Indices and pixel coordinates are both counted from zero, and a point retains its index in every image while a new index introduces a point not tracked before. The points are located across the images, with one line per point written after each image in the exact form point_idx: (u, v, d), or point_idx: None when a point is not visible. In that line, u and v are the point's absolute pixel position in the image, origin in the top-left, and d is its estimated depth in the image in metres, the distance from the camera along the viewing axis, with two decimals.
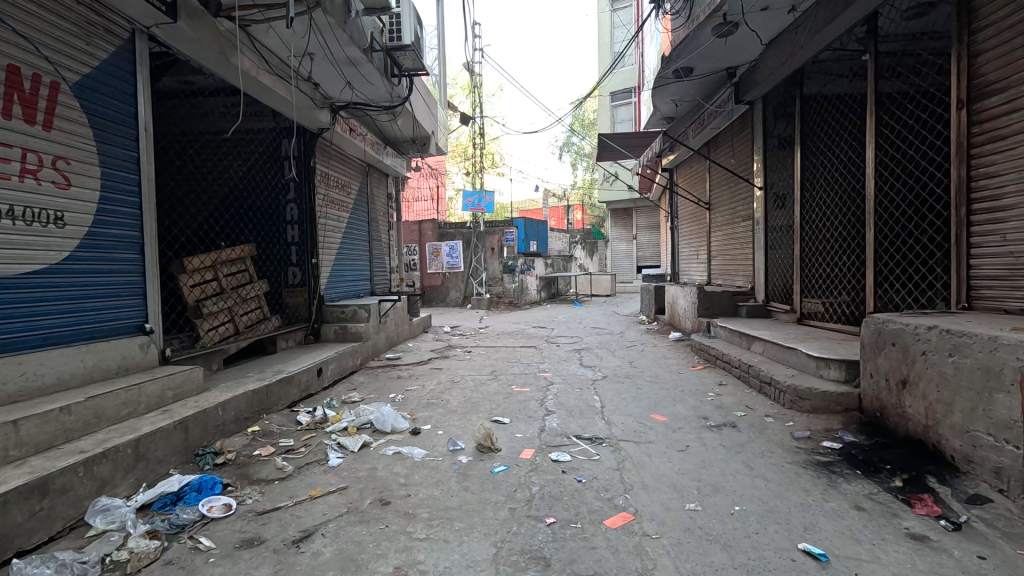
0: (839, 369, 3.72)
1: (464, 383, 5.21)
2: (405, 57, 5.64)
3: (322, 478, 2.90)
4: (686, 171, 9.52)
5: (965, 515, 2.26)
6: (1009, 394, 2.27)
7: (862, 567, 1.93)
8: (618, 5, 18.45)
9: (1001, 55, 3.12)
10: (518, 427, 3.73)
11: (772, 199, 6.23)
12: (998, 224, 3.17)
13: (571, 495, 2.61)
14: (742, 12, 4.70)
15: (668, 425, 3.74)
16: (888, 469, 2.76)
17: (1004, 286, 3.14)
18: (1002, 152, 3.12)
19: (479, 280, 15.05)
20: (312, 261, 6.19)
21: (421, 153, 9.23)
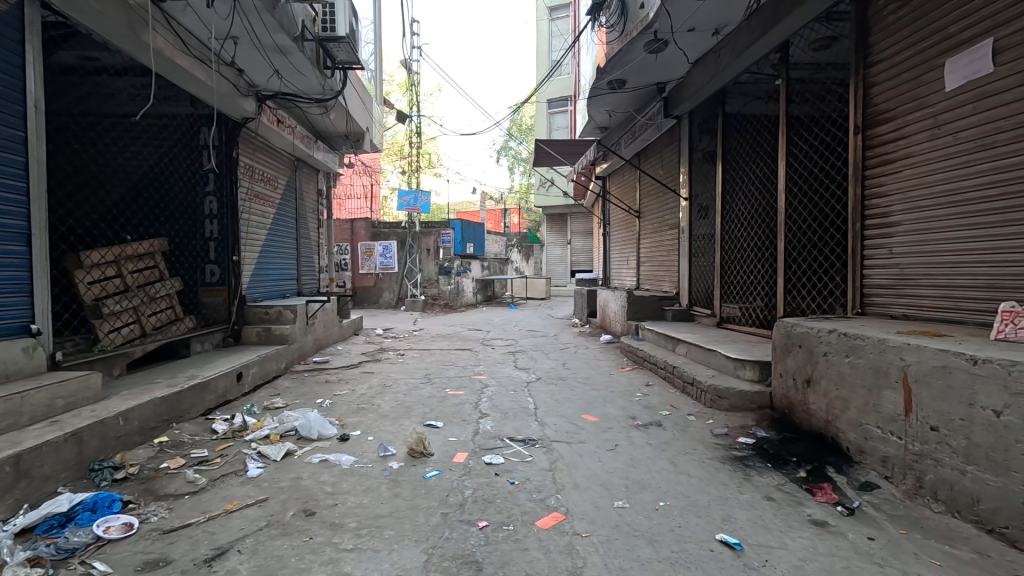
0: (754, 369, 4.00)
1: (396, 387, 5.08)
2: (338, 50, 5.41)
3: (240, 491, 2.71)
4: (619, 180, 9.88)
5: (858, 500, 2.50)
6: (894, 391, 2.53)
7: (773, 554, 2.07)
8: (556, 15, 18.91)
9: (890, 88, 3.50)
10: (451, 430, 3.69)
11: (696, 209, 6.61)
12: (886, 239, 3.55)
13: (503, 497, 2.61)
14: (671, 31, 4.95)
15: (599, 425, 3.85)
16: (793, 461, 3.00)
17: (891, 293, 3.51)
18: (890, 174, 3.50)
19: (414, 282, 14.74)
20: (234, 259, 5.79)
21: (354, 149, 8.92)
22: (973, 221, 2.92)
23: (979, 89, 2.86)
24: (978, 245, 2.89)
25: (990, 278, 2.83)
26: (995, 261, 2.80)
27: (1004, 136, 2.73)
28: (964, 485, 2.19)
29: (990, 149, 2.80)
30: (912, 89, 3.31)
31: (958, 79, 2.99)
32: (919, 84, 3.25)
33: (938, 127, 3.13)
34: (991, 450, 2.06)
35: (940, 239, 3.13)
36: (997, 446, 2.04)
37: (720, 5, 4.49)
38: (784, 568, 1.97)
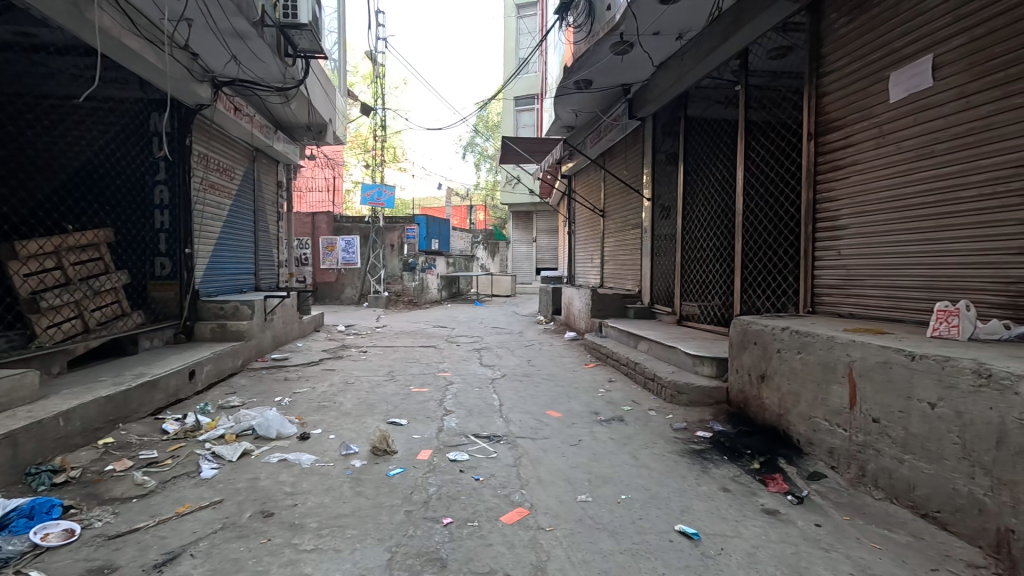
0: (712, 365, 4.13)
1: (359, 385, 4.99)
2: (300, 38, 5.24)
3: (192, 493, 2.60)
4: (584, 179, 10.00)
5: (806, 489, 2.63)
6: (841, 385, 2.67)
7: (728, 543, 2.16)
8: (524, 13, 18.96)
9: (840, 98, 3.68)
10: (415, 428, 3.65)
11: (658, 209, 6.77)
12: (834, 241, 3.74)
13: (468, 494, 2.61)
14: (637, 34, 5.04)
15: (563, 420, 3.90)
16: (748, 453, 3.12)
17: (838, 293, 3.70)
18: (839, 180, 3.69)
19: (377, 278, 14.49)
20: (186, 252, 5.52)
21: (316, 140, 8.68)
22: (911, 226, 3.11)
23: (919, 102, 3.04)
24: (916, 248, 3.07)
25: (926, 280, 3.01)
26: (931, 264, 2.98)
27: (941, 147, 2.91)
28: (902, 473, 2.33)
29: (929, 159, 2.98)
30: (860, 99, 3.49)
31: (901, 91, 3.17)
32: (866, 96, 3.44)
33: (882, 137, 3.31)
34: (926, 440, 2.20)
35: (882, 243, 3.32)
36: (931, 436, 2.18)
37: (684, 10, 4.60)
38: (738, 556, 2.05)
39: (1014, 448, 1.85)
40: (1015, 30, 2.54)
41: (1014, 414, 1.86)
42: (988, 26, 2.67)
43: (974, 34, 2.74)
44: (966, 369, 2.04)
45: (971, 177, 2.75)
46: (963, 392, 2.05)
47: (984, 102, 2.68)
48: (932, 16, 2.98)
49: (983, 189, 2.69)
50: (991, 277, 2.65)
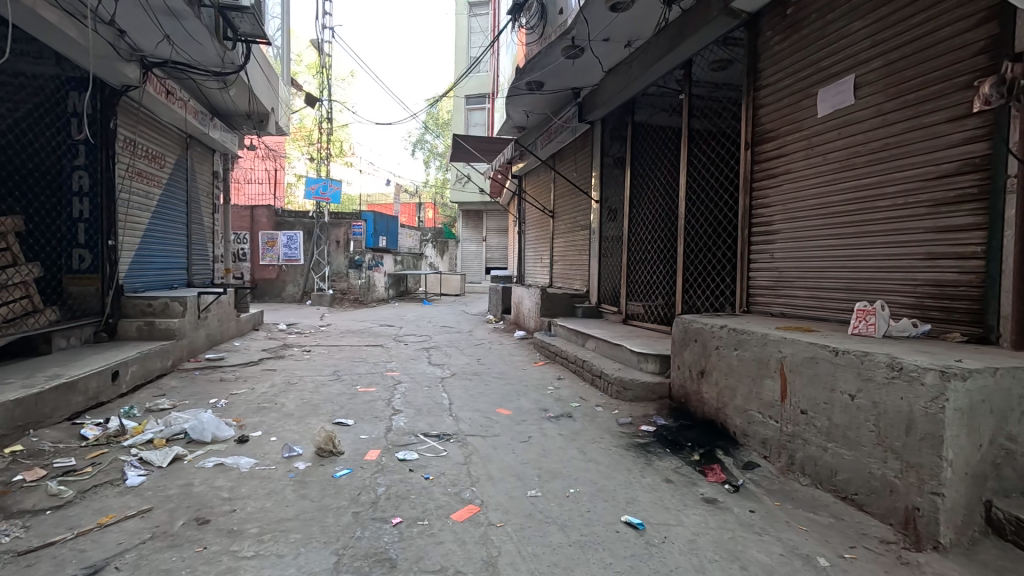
0: (656, 362, 4.29)
1: (302, 385, 4.81)
2: (241, 21, 4.94)
3: (117, 502, 2.41)
4: (535, 180, 10.10)
5: (741, 478, 2.79)
6: (773, 379, 2.85)
7: (671, 531, 2.25)
8: (477, 12, 18.91)
9: (775, 110, 3.92)
10: (362, 428, 3.57)
11: (606, 212, 6.96)
12: (767, 245, 3.99)
13: (418, 493, 2.58)
14: (588, 40, 5.16)
15: (513, 418, 3.93)
16: (688, 446, 3.27)
17: (770, 294, 3.96)
18: (772, 187, 3.93)
19: (321, 275, 14.01)
20: (109, 243, 5.14)
21: (257, 130, 8.29)
22: (835, 232, 3.36)
23: (843, 117, 3.30)
24: (839, 253, 3.33)
25: (847, 283, 3.26)
26: (852, 268, 3.24)
27: (862, 160, 3.17)
28: (826, 459, 2.52)
29: (851, 171, 3.23)
30: (792, 113, 3.74)
31: (828, 106, 3.42)
32: (797, 110, 3.69)
33: (811, 149, 3.56)
34: (846, 428, 2.39)
35: (810, 248, 3.56)
36: (851, 425, 2.37)
37: (633, 18, 4.75)
38: (680, 543, 2.15)
39: (921, 433, 2.05)
40: (924, 57, 2.81)
41: (921, 403, 2.05)
42: (903, 50, 2.93)
43: (890, 57, 3.00)
44: (881, 363, 2.23)
45: (886, 189, 3.01)
46: (879, 383, 2.24)
47: (898, 120, 2.94)
48: (855, 39, 3.23)
49: (896, 200, 2.95)
50: (902, 280, 2.91)
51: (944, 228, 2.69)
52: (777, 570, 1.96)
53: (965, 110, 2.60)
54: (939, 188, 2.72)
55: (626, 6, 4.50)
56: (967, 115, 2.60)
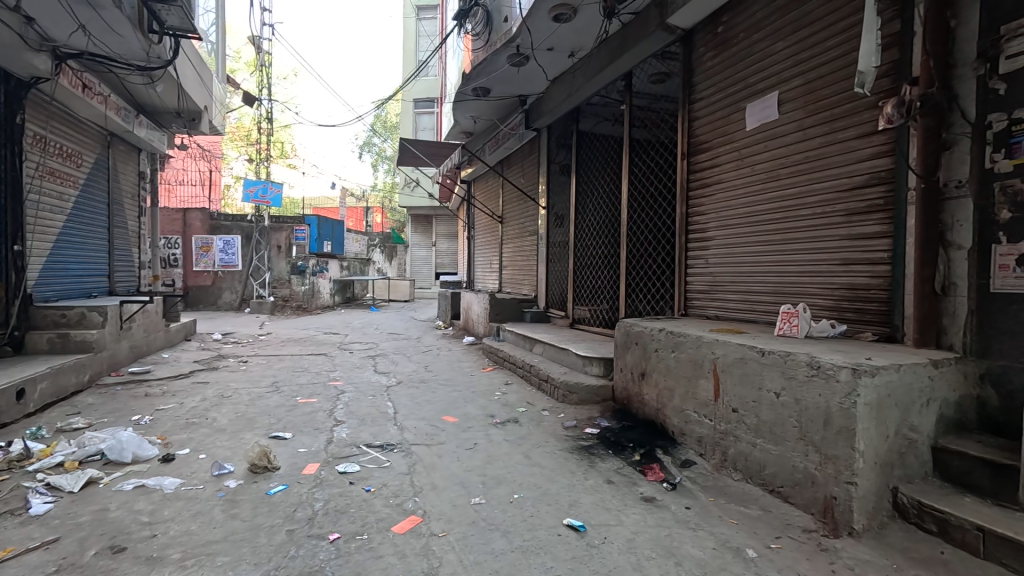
0: (600, 365, 4.40)
1: (237, 398, 4.56)
2: (168, 14, 4.65)
3: (18, 534, 2.19)
4: (483, 185, 10.11)
5: (679, 476, 2.89)
6: (707, 379, 2.98)
7: (611, 531, 2.30)
8: (425, 15, 18.78)
9: (709, 122, 4.12)
10: (301, 441, 3.43)
11: (553, 218, 7.06)
12: (703, 251, 4.18)
13: (358, 506, 2.50)
14: (532, 48, 5.24)
15: (459, 425, 3.90)
16: (630, 446, 3.36)
17: (706, 297, 4.14)
18: (707, 195, 4.12)
19: (261, 281, 13.41)
20: (16, 248, 4.72)
21: (188, 129, 7.84)
22: (762, 239, 3.56)
23: (769, 131, 3.51)
24: (765, 259, 3.53)
25: (774, 287, 3.47)
26: (777, 272, 3.44)
27: (785, 171, 3.38)
28: (755, 455, 2.65)
29: (776, 181, 3.44)
30: (723, 125, 3.94)
31: (755, 120, 3.63)
32: (728, 123, 3.89)
33: (740, 160, 3.77)
34: (772, 425, 2.53)
35: (740, 253, 3.77)
36: (776, 421, 2.51)
37: (575, 29, 4.86)
38: (619, 543, 2.20)
39: (837, 427, 2.19)
40: (838, 77, 3.03)
41: (837, 399, 2.20)
42: (819, 71, 3.15)
43: (809, 77, 3.22)
44: (801, 362, 2.38)
45: (806, 199, 3.22)
46: (800, 381, 2.39)
47: (816, 135, 3.16)
48: (779, 58, 3.45)
49: (815, 209, 3.16)
50: (821, 284, 3.13)
51: (856, 236, 2.91)
52: (710, 564, 2.04)
53: (872, 127, 2.83)
54: (851, 199, 2.95)
55: (569, 17, 4.61)
56: (874, 132, 2.83)
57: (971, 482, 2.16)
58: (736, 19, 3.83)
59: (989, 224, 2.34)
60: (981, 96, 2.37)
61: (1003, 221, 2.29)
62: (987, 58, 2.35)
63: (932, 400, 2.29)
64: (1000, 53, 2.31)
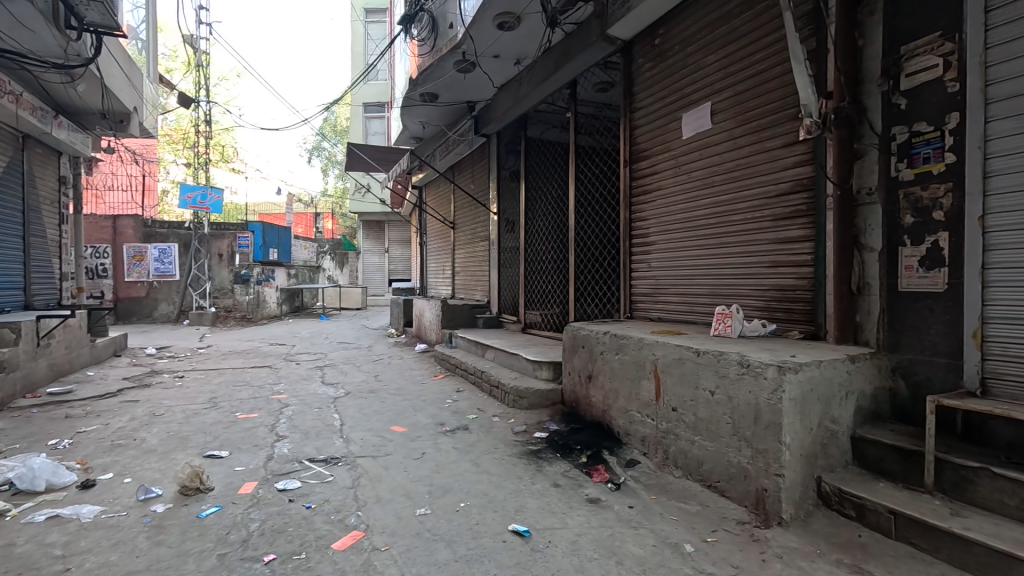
0: (549, 369, 4.45)
1: (170, 416, 4.31)
2: (88, 9, 4.37)
3: None
4: (434, 191, 10.05)
5: (623, 476, 2.95)
6: (648, 380, 3.07)
7: (555, 534, 2.32)
8: (372, 18, 18.50)
9: (649, 130, 4.25)
10: (239, 459, 3.28)
11: (503, 223, 7.10)
12: (645, 255, 4.31)
13: (297, 524, 2.41)
14: (478, 55, 5.26)
15: (408, 434, 3.84)
16: (577, 449, 3.40)
17: (649, 300, 4.27)
18: (648, 201, 4.25)
19: (201, 292, 12.77)
20: None
21: (116, 132, 7.38)
22: (699, 243, 3.71)
23: (703, 140, 3.66)
24: (702, 263, 3.68)
25: (710, 289, 3.61)
26: (713, 275, 3.59)
27: (719, 179, 3.54)
28: (693, 452, 2.74)
29: (711, 188, 3.60)
30: (662, 133, 4.09)
31: (690, 129, 3.79)
32: (666, 131, 4.04)
33: (678, 167, 3.91)
34: (708, 422, 2.63)
35: (679, 257, 3.90)
36: (712, 419, 2.61)
37: (519, 37, 4.92)
38: (563, 546, 2.22)
39: (766, 422, 2.31)
40: (763, 89, 3.21)
41: (765, 395, 2.31)
42: (747, 83, 3.32)
43: (738, 89, 3.39)
44: (733, 361, 2.49)
45: (738, 205, 3.38)
46: (732, 379, 2.49)
47: (746, 144, 3.32)
48: (711, 70, 3.62)
49: (746, 215, 3.32)
50: (753, 286, 3.29)
51: (782, 240, 3.08)
52: (649, 561, 2.09)
53: (794, 138, 3.00)
54: (778, 205, 3.12)
55: (513, 25, 4.66)
56: (796, 141, 3.00)
57: (885, 468, 2.32)
58: (671, 33, 3.99)
59: (896, 228, 2.54)
60: (886, 110, 2.57)
61: (907, 225, 2.48)
62: (890, 75, 2.56)
63: (850, 393, 2.44)
64: (901, 71, 2.52)
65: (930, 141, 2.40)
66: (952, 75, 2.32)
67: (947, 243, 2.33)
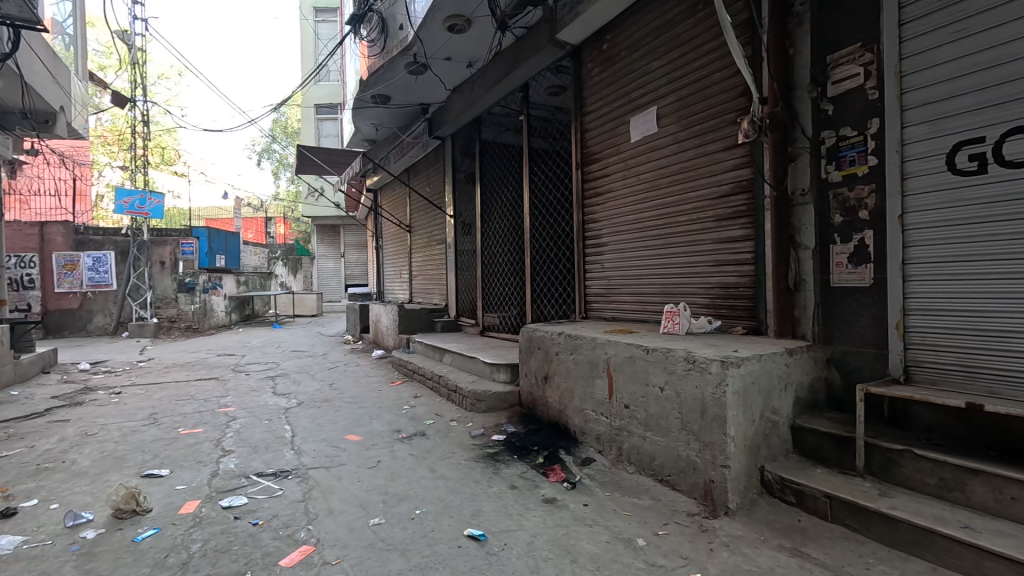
0: (506, 372, 4.46)
1: (105, 435, 4.05)
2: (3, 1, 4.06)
3: None
4: (389, 194, 9.90)
5: (579, 475, 2.99)
6: (602, 379, 3.12)
7: (511, 537, 2.32)
8: (322, 18, 18.08)
9: (600, 132, 4.33)
10: (181, 477, 3.11)
11: (460, 226, 7.06)
12: (598, 256, 4.39)
13: (242, 542, 2.31)
14: (429, 57, 5.22)
15: (362, 443, 3.75)
16: (534, 449, 3.42)
17: (603, 300, 4.35)
18: (600, 203, 4.33)
19: (141, 302, 12.09)
20: None
21: (40, 133, 6.88)
22: (648, 243, 3.81)
23: (650, 144, 3.77)
24: (652, 262, 3.78)
25: (659, 288, 3.71)
26: (662, 274, 3.69)
27: (666, 181, 3.64)
28: (645, 447, 2.81)
29: (658, 190, 3.70)
30: (611, 137, 4.18)
31: (637, 134, 3.89)
32: (616, 135, 4.13)
33: (627, 170, 4.01)
34: (658, 417, 2.70)
35: (630, 258, 3.99)
36: (661, 414, 2.68)
37: (470, 39, 4.92)
38: (518, 548, 2.22)
39: (711, 415, 2.39)
40: (703, 95, 3.33)
41: (710, 389, 2.39)
42: (690, 88, 3.44)
43: (681, 94, 3.51)
44: (679, 357, 2.56)
45: (684, 206, 3.49)
46: (679, 375, 2.57)
47: (689, 147, 3.44)
48: (655, 76, 3.73)
49: (691, 216, 3.44)
50: (699, 285, 3.40)
51: (725, 240, 3.20)
52: (603, 557, 2.12)
53: (733, 141, 3.13)
54: (720, 206, 3.23)
55: (463, 28, 4.65)
56: (735, 145, 3.13)
57: (822, 455, 2.44)
58: (618, 38, 4.08)
59: (826, 227, 2.69)
60: (815, 115, 2.72)
61: (837, 224, 2.63)
62: (818, 83, 2.71)
63: (789, 384, 2.56)
64: (827, 79, 2.67)
65: (854, 145, 2.55)
66: (872, 84, 2.48)
67: (871, 241, 2.49)
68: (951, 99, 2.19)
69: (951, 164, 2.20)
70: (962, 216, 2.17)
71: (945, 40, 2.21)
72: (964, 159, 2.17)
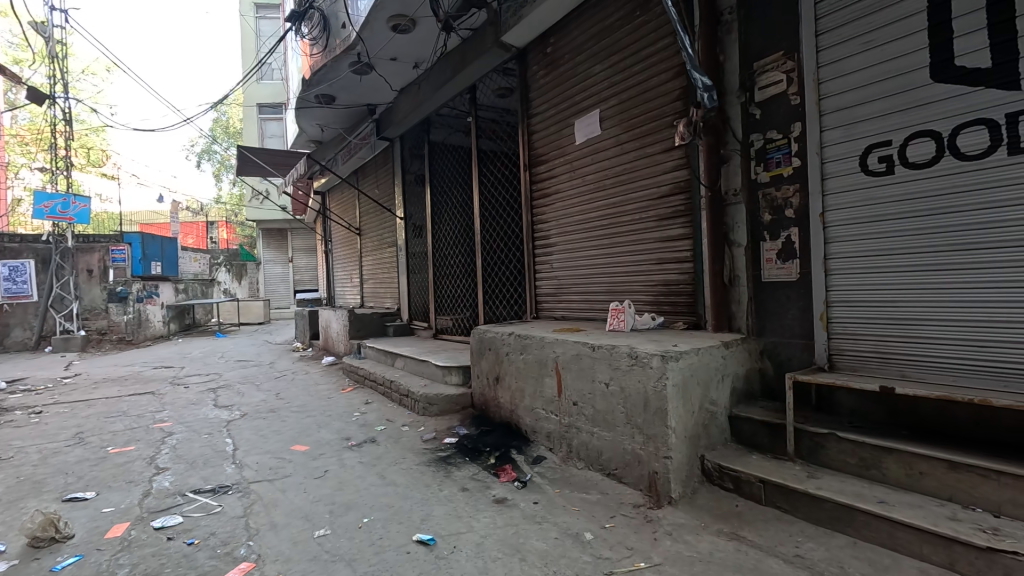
0: (458, 374, 4.44)
1: (22, 458, 3.74)
2: None
3: None
4: (338, 196, 9.66)
5: (529, 473, 3.01)
6: (551, 377, 3.16)
7: (460, 539, 2.31)
8: (263, 14, 17.46)
9: (547, 134, 4.39)
10: (108, 498, 2.92)
11: (410, 228, 6.97)
12: (547, 256, 4.44)
13: (175, 564, 2.19)
14: (374, 56, 5.13)
15: (309, 453, 3.64)
16: (486, 450, 3.42)
17: (553, 299, 4.40)
18: (548, 204, 4.39)
19: (66, 313, 11.25)
20: None
21: None
22: (595, 242, 3.88)
23: (594, 145, 3.85)
24: (599, 262, 3.85)
25: (606, 287, 3.79)
26: (609, 273, 3.77)
27: (610, 181, 3.73)
28: (593, 443, 2.86)
29: (603, 190, 3.78)
30: (557, 139, 4.24)
31: (582, 135, 3.96)
32: (562, 136, 4.19)
33: (574, 171, 4.08)
34: (605, 413, 2.76)
35: (578, 257, 4.06)
36: (608, 410, 2.74)
37: (416, 39, 4.88)
38: (467, 550, 2.22)
39: (654, 408, 2.46)
40: (644, 99, 3.44)
41: (651, 383, 2.47)
42: (630, 92, 3.54)
43: (623, 97, 3.60)
44: (623, 353, 2.64)
45: (628, 206, 3.58)
46: (623, 370, 2.63)
47: (631, 149, 3.53)
48: (597, 80, 3.82)
49: (635, 216, 3.53)
50: (643, 282, 3.50)
51: (666, 238, 3.30)
52: (551, 553, 2.15)
53: (671, 143, 3.25)
54: (661, 206, 3.34)
55: (407, 28, 4.61)
56: (674, 147, 3.24)
57: (757, 442, 2.57)
58: (561, 42, 4.15)
59: (757, 225, 2.83)
60: (745, 119, 2.86)
61: (767, 223, 2.78)
62: (746, 88, 2.85)
63: (726, 375, 2.67)
64: (754, 84, 2.81)
65: (780, 148, 2.70)
66: (794, 90, 2.64)
67: (797, 237, 2.64)
68: (861, 105, 2.36)
69: (864, 165, 2.36)
70: (874, 213, 2.33)
71: (855, 50, 2.38)
72: (875, 160, 2.33)
